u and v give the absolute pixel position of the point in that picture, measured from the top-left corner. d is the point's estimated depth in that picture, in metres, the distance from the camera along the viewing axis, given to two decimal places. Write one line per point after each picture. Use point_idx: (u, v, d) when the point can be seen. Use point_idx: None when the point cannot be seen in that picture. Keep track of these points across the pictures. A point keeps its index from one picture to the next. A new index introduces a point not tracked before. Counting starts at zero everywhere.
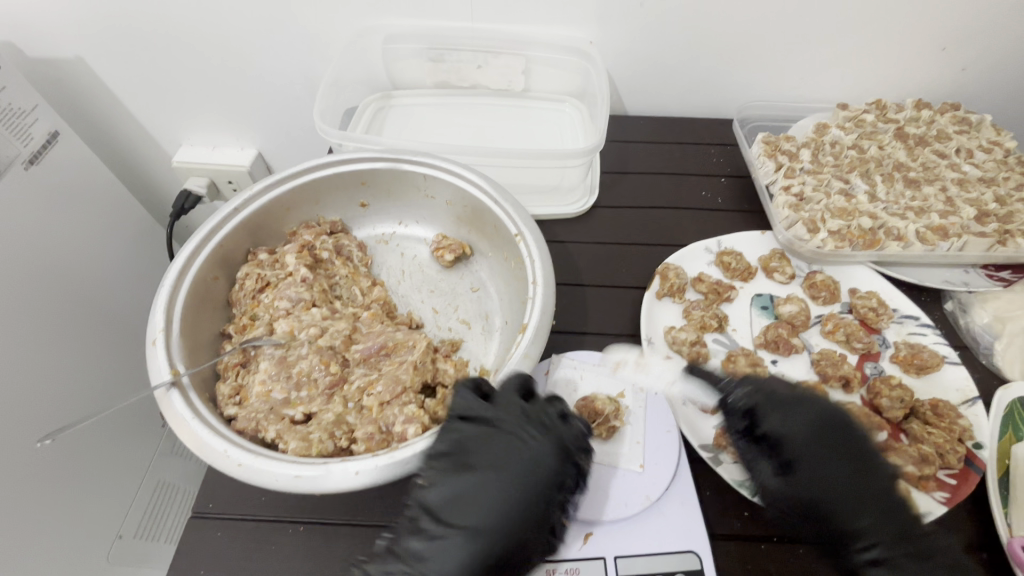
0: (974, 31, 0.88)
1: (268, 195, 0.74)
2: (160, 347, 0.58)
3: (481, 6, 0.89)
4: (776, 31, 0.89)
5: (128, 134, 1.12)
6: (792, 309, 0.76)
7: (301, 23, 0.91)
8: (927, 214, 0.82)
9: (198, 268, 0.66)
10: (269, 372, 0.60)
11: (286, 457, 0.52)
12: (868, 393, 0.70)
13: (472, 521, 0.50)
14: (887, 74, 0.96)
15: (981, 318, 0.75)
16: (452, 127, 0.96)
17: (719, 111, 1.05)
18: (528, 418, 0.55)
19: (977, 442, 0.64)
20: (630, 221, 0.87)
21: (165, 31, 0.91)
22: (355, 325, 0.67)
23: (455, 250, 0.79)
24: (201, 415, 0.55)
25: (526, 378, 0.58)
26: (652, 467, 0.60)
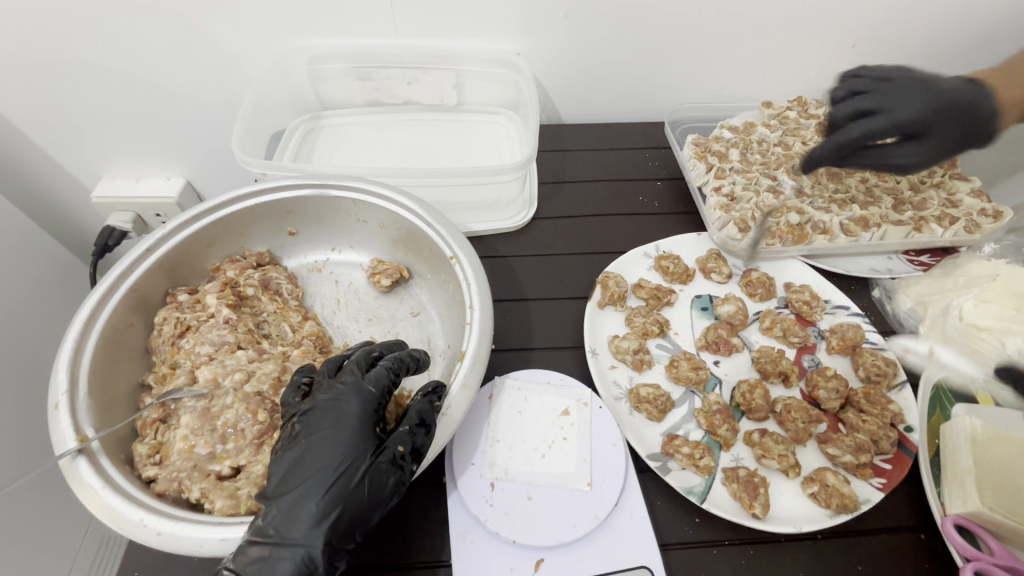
0: (880, 30, 0.92)
1: (185, 233, 0.70)
2: (64, 410, 0.53)
3: (404, 21, 0.86)
4: (698, 36, 0.91)
5: (34, 170, 1.02)
6: (729, 309, 0.77)
7: (214, 46, 0.86)
8: (849, 206, 0.86)
9: (108, 316, 0.62)
10: (192, 426, 0.57)
11: (211, 519, 0.49)
12: (807, 385, 0.71)
13: (312, 476, 0.48)
14: (804, 71, 1.00)
15: (905, 303, 0.79)
16: (386, 146, 0.94)
17: (653, 114, 1.07)
18: (352, 382, 0.54)
19: (909, 425, 0.66)
20: (572, 231, 0.87)
21: (63, 60, 0.84)
22: (284, 364, 0.64)
23: (392, 274, 0.77)
24: (113, 482, 0.50)
25: (333, 364, 0.58)
26: (601, 483, 0.60)
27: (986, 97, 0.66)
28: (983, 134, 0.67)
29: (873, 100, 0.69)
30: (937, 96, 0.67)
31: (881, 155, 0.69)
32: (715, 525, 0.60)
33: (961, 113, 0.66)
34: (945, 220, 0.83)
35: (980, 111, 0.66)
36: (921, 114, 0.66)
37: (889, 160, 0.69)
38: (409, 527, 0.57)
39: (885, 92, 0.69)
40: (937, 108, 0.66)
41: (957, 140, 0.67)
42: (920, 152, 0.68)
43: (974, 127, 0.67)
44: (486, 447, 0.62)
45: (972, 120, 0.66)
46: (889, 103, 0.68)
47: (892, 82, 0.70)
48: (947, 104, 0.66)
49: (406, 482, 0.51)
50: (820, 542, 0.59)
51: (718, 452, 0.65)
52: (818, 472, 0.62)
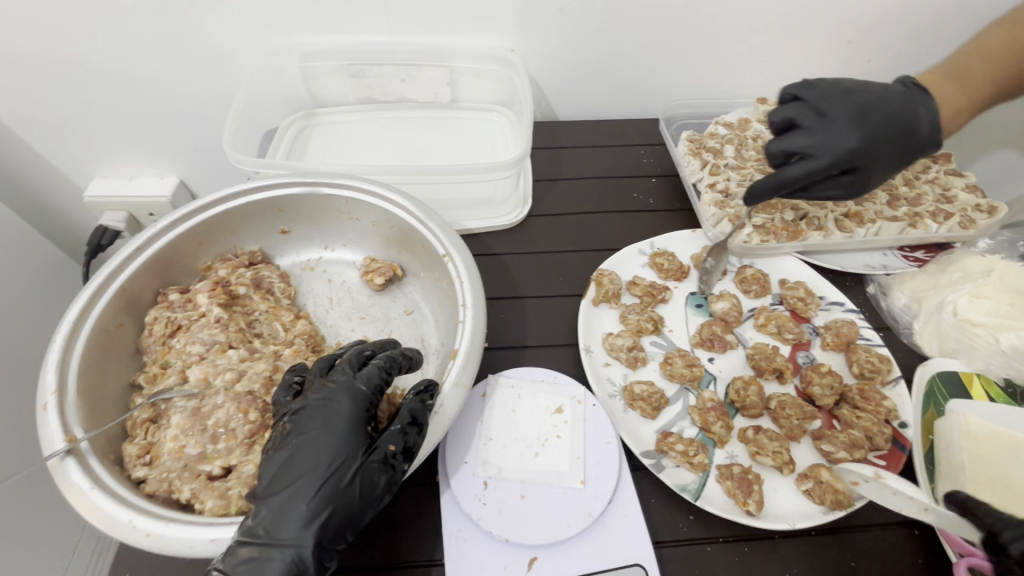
0: (875, 25, 0.92)
1: (176, 231, 0.69)
2: (52, 411, 0.53)
3: (397, 18, 0.86)
4: (692, 32, 0.90)
5: (26, 170, 1.01)
6: (723, 305, 0.76)
7: (205, 44, 0.85)
8: (844, 202, 0.85)
9: (98, 316, 0.61)
10: (182, 427, 0.56)
11: (201, 519, 0.48)
12: (802, 382, 0.71)
13: (302, 476, 0.48)
14: (799, 67, 0.99)
15: (900, 299, 0.79)
16: (379, 144, 0.93)
17: (648, 110, 1.06)
18: (343, 381, 0.54)
19: (903, 421, 0.67)
20: (566, 229, 0.87)
21: (53, 58, 0.83)
22: (276, 364, 0.64)
23: (385, 273, 0.76)
24: (102, 482, 0.50)
25: (325, 363, 0.58)
26: (594, 481, 0.60)
27: (906, 129, 0.71)
28: (902, 159, 0.73)
29: (810, 139, 0.69)
30: (869, 133, 0.69)
31: (817, 187, 0.73)
32: (709, 523, 0.59)
33: (886, 146, 0.70)
34: (940, 215, 0.82)
35: (901, 142, 0.71)
36: (857, 152, 0.69)
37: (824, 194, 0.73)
38: (401, 526, 0.57)
39: (821, 130, 0.69)
40: (871, 147, 0.70)
41: (882, 170, 0.72)
42: (848, 184, 0.72)
43: (896, 158, 0.72)
44: (479, 446, 0.62)
45: (894, 152, 0.72)
46: (826, 143, 0.69)
47: (829, 116, 0.70)
48: (877, 140, 0.70)
49: (397, 482, 0.51)
50: (814, 539, 0.59)
51: (712, 449, 0.65)
52: (810, 469, 0.62)
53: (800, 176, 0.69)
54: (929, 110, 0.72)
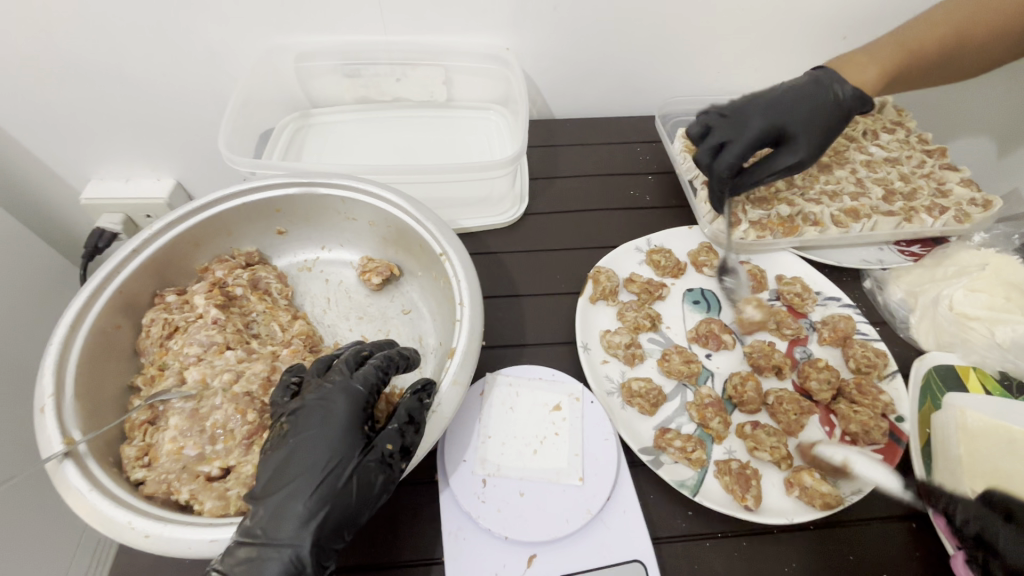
0: (870, 21, 0.92)
1: (172, 232, 0.69)
2: (50, 414, 0.52)
3: (392, 17, 0.85)
4: (688, 29, 0.90)
5: (21, 172, 1.00)
6: (755, 313, 0.76)
7: (201, 45, 0.85)
8: (840, 198, 0.86)
9: (95, 318, 0.61)
10: (181, 427, 0.57)
11: (200, 520, 0.48)
12: (799, 377, 0.71)
13: (299, 476, 0.48)
14: (795, 63, 0.99)
15: (896, 294, 0.79)
16: (376, 144, 0.93)
17: (644, 108, 1.06)
18: (341, 381, 0.54)
19: (899, 416, 0.67)
20: (563, 226, 0.87)
21: (48, 60, 0.83)
22: (274, 364, 0.64)
23: (383, 272, 0.76)
24: (101, 484, 0.50)
25: (321, 364, 0.58)
26: (592, 478, 0.60)
27: (815, 94, 0.74)
28: (832, 116, 0.74)
29: (723, 131, 0.75)
30: (774, 107, 0.74)
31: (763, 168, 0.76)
32: (707, 518, 0.60)
33: (802, 110, 0.74)
34: (935, 209, 0.83)
35: (815, 104, 0.74)
36: (774, 127, 0.73)
37: (774, 171, 0.75)
38: (400, 525, 0.57)
39: (730, 120, 0.75)
40: (785, 119, 0.73)
41: (819, 133, 0.74)
42: (792, 152, 0.75)
43: (821, 118, 0.74)
44: (477, 444, 0.62)
45: (818, 115, 0.74)
46: (737, 129, 0.74)
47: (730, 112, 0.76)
48: (788, 110, 0.73)
49: (395, 481, 0.51)
50: (811, 533, 0.59)
51: (710, 445, 0.65)
52: (795, 474, 0.61)
53: (729, 161, 0.73)
54: (829, 79, 0.75)
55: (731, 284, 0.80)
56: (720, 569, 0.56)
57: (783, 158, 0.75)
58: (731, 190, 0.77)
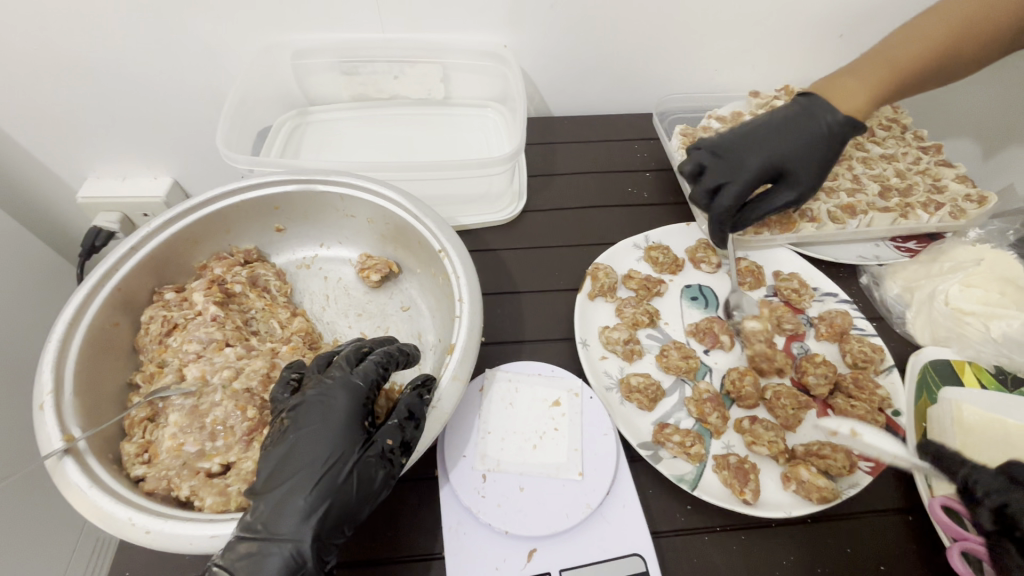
0: (866, 18, 0.93)
1: (170, 230, 0.69)
2: (49, 412, 0.52)
3: (389, 14, 0.85)
4: (685, 26, 0.91)
5: (17, 170, 1.00)
6: (756, 325, 0.72)
7: (198, 42, 0.85)
8: (837, 193, 0.86)
9: (94, 315, 0.61)
10: (180, 424, 0.56)
11: (200, 516, 0.48)
12: (796, 372, 0.72)
13: (299, 471, 0.48)
14: (792, 60, 1.00)
15: (892, 290, 0.80)
16: (374, 141, 0.93)
17: (641, 105, 1.07)
18: (340, 377, 0.54)
19: (895, 409, 0.67)
20: (562, 223, 0.87)
21: (45, 58, 0.83)
22: (274, 361, 0.64)
23: (382, 270, 0.76)
24: (101, 481, 0.50)
25: (321, 360, 0.58)
26: (592, 473, 0.60)
27: (808, 126, 0.71)
28: (829, 147, 0.71)
29: (717, 173, 0.74)
30: (768, 145, 0.72)
31: (764, 204, 0.75)
32: (706, 512, 0.60)
33: (797, 147, 0.71)
34: (931, 206, 0.84)
35: (813, 138, 0.71)
36: (770, 167, 0.72)
37: (774, 207, 0.74)
38: (401, 519, 0.57)
39: (723, 160, 0.74)
40: (780, 156, 0.71)
41: (818, 166, 0.72)
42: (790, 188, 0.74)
43: (819, 151, 0.71)
44: (477, 440, 0.62)
45: (814, 148, 0.71)
46: (732, 170, 0.73)
47: (725, 150, 0.74)
48: (783, 147, 0.71)
49: (395, 476, 0.51)
50: (809, 526, 0.60)
51: (709, 440, 0.65)
52: (793, 468, 0.61)
53: (726, 206, 0.72)
54: (824, 107, 0.72)
55: (739, 317, 0.76)
56: (719, 562, 0.57)
57: (782, 193, 0.74)
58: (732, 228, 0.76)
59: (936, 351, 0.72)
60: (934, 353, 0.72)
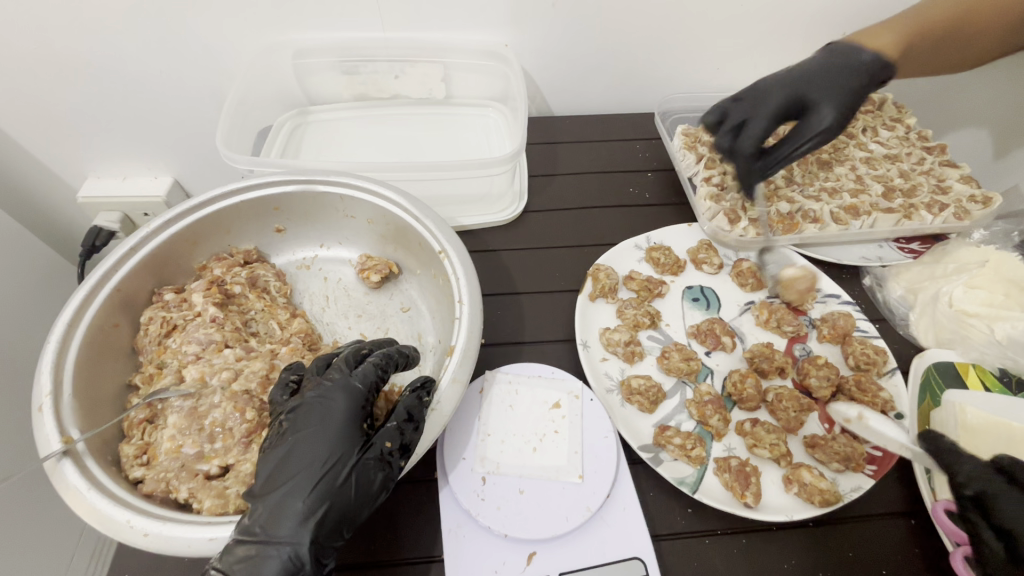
0: (870, 17, 0.92)
1: (170, 230, 0.69)
2: (48, 413, 0.52)
3: (390, 14, 0.85)
4: (688, 26, 0.90)
5: (17, 170, 1.00)
6: (793, 271, 0.77)
7: (198, 42, 0.85)
8: (840, 194, 0.86)
9: (93, 316, 0.61)
10: (179, 426, 0.56)
11: (198, 518, 0.48)
12: (798, 374, 0.71)
13: (298, 474, 0.48)
14: (795, 60, 0.99)
15: (895, 291, 0.79)
16: (375, 141, 0.93)
17: (643, 104, 1.06)
18: (340, 379, 0.54)
19: (898, 412, 0.67)
20: (563, 224, 0.87)
21: (44, 58, 0.82)
22: (273, 362, 0.63)
23: (382, 270, 0.76)
24: (100, 483, 0.50)
25: (320, 363, 0.58)
26: (592, 476, 0.60)
27: (832, 62, 0.70)
28: (858, 78, 0.69)
29: (740, 112, 0.73)
30: (792, 78, 0.71)
31: (799, 138, 0.69)
32: (706, 515, 0.60)
33: (824, 75, 0.69)
34: (935, 206, 0.83)
35: (839, 69, 0.69)
36: (795, 97, 0.70)
37: (807, 138, 0.69)
38: (400, 522, 0.57)
39: (744, 100, 0.73)
40: (805, 87, 0.69)
41: (848, 93, 0.68)
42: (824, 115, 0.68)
43: (846, 82, 0.68)
44: (477, 442, 0.62)
45: (841, 77, 0.69)
46: (755, 106, 0.72)
47: (745, 94, 0.74)
48: (807, 78, 0.70)
49: (394, 479, 0.51)
50: (811, 530, 0.59)
51: (710, 442, 0.65)
52: (795, 471, 0.61)
53: (753, 135, 0.70)
54: (847, 48, 0.71)
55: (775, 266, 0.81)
56: (720, 566, 0.57)
57: (812, 125, 0.69)
58: (765, 169, 0.71)
59: (938, 351, 0.72)
60: (938, 355, 0.71)
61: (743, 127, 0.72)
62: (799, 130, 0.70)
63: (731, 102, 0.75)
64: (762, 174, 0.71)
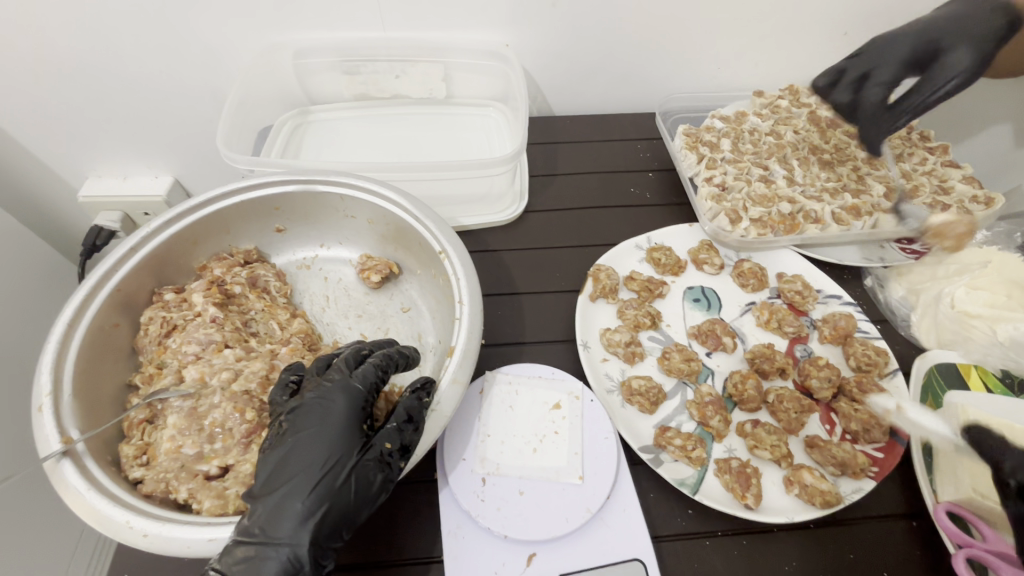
0: (871, 17, 0.92)
1: (170, 230, 0.69)
2: (47, 413, 0.52)
3: (390, 13, 0.85)
4: (688, 25, 0.90)
5: (18, 170, 1.00)
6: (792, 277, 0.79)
7: (198, 41, 0.84)
8: (841, 195, 0.85)
9: (93, 316, 0.61)
10: (179, 426, 0.56)
11: (198, 519, 0.48)
12: (799, 376, 0.71)
13: (297, 475, 0.47)
14: (797, 59, 0.99)
15: (897, 292, 0.79)
16: (375, 141, 0.93)
17: (644, 104, 1.06)
18: (340, 380, 0.54)
19: None
20: (563, 224, 0.86)
21: (44, 57, 0.82)
22: (273, 363, 0.63)
23: (382, 270, 0.76)
24: (99, 483, 0.50)
25: (320, 363, 0.57)
26: (592, 477, 0.60)
27: (969, 12, 0.72)
28: (996, 24, 0.70)
29: (859, 66, 0.79)
30: (923, 29, 0.75)
31: (925, 88, 0.73)
32: (707, 516, 0.60)
33: (960, 24, 0.72)
34: (937, 207, 0.83)
35: (970, 19, 0.72)
36: (923, 50, 0.74)
37: (935, 88, 0.72)
38: (399, 523, 0.57)
39: (862, 55, 0.79)
40: (926, 38, 0.74)
41: (979, 40, 0.70)
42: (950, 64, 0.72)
43: (977, 28, 0.71)
44: (477, 442, 0.62)
45: (971, 26, 0.71)
46: (880, 59, 0.77)
47: (866, 50, 0.80)
48: (933, 29, 0.74)
49: (394, 480, 0.51)
50: (812, 532, 0.59)
51: (710, 443, 0.65)
52: (795, 473, 0.61)
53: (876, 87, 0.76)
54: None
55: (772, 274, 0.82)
56: (721, 567, 0.56)
57: (938, 75, 0.73)
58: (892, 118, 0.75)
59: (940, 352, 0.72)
60: (940, 356, 0.71)
61: (867, 80, 0.79)
62: (927, 80, 0.74)
63: (849, 59, 0.81)
64: (886, 124, 0.76)
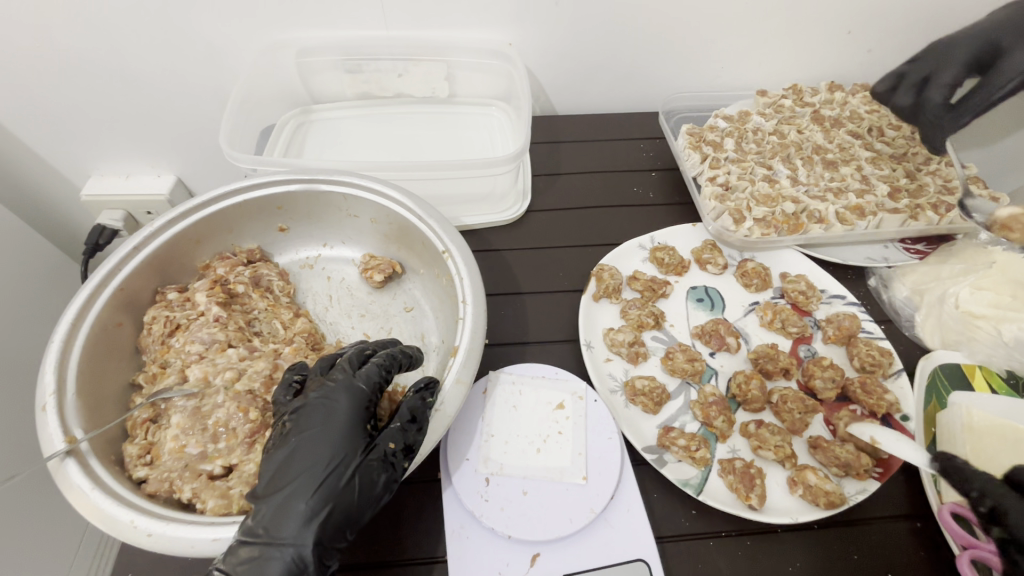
0: (876, 16, 0.91)
1: (172, 229, 0.69)
2: (51, 413, 0.52)
3: (394, 12, 0.85)
4: (692, 25, 0.90)
5: (21, 169, 1.00)
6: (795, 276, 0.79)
7: (201, 40, 0.84)
8: (845, 195, 0.85)
9: (96, 316, 0.61)
10: (182, 426, 0.56)
11: (202, 519, 0.48)
12: (803, 376, 0.71)
13: (300, 475, 0.47)
14: (800, 58, 0.98)
15: (901, 292, 0.79)
16: (378, 140, 0.92)
17: (647, 103, 1.06)
18: (344, 380, 0.53)
19: (904, 413, 0.67)
20: (567, 223, 0.86)
21: (47, 56, 0.82)
22: (276, 362, 0.63)
23: (385, 270, 0.76)
24: (103, 483, 0.50)
25: (323, 363, 0.57)
26: (596, 477, 0.59)
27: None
28: None
29: (924, 70, 0.82)
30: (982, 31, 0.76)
31: (993, 85, 0.73)
32: (711, 516, 0.59)
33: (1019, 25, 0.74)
34: (941, 207, 0.83)
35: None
36: (982, 51, 0.76)
37: (1001, 85, 0.72)
38: (402, 523, 0.57)
39: (925, 60, 0.82)
40: (987, 39, 0.75)
41: None
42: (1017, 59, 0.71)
43: None
44: (480, 443, 0.61)
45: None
46: (940, 63, 0.80)
47: (923, 57, 0.83)
48: (991, 31, 0.76)
49: (398, 480, 0.50)
50: (816, 532, 0.59)
51: (714, 444, 0.64)
52: (799, 473, 0.61)
53: (937, 86, 0.77)
54: None
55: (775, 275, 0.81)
56: (724, 568, 0.56)
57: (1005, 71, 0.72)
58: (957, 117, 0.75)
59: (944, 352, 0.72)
60: (945, 356, 0.71)
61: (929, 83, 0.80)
62: (990, 78, 0.74)
63: (910, 66, 0.85)
64: (949, 123, 0.76)
